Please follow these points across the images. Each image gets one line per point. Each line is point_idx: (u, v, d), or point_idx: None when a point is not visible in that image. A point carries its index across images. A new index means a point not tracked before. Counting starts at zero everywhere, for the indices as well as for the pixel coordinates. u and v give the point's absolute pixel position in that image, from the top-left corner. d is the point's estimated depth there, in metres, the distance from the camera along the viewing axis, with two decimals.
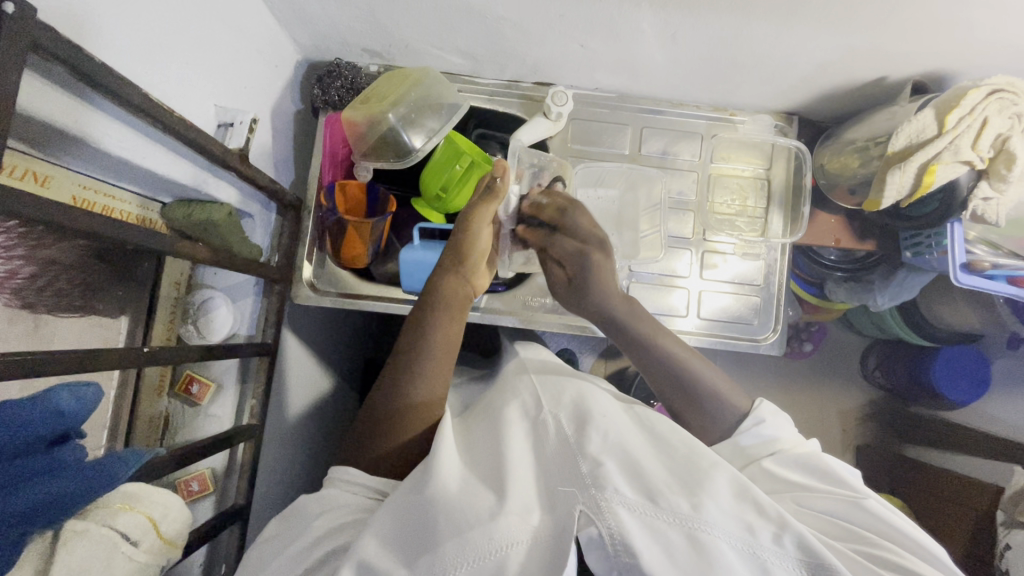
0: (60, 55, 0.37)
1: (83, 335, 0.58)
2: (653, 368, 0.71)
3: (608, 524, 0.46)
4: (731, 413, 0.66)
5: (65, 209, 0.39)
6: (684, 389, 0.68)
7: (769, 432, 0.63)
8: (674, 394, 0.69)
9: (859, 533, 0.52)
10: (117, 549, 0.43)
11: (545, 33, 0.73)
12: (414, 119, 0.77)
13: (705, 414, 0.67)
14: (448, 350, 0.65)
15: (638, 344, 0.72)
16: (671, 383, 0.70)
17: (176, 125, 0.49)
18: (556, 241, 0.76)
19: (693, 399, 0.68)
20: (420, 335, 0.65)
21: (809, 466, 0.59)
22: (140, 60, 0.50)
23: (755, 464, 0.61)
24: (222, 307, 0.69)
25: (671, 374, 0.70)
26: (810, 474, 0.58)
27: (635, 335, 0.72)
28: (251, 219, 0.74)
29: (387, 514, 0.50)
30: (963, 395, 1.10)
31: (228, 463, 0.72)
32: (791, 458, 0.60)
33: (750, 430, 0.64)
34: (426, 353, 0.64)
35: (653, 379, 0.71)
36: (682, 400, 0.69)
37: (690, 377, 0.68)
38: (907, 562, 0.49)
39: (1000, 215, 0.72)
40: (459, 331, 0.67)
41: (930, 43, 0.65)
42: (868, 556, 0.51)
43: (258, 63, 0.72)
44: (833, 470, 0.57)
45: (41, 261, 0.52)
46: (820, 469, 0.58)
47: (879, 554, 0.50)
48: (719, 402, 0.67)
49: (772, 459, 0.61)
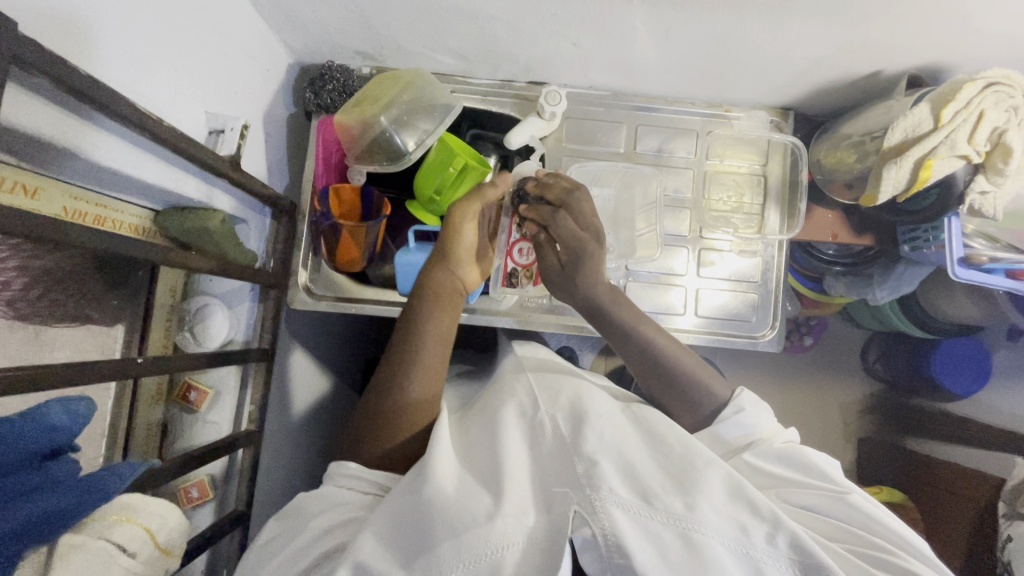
0: (43, 67, 0.37)
1: (80, 344, 0.58)
2: (636, 357, 0.70)
3: (603, 524, 0.46)
4: (714, 404, 0.66)
5: (55, 225, 0.39)
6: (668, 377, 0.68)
7: (749, 420, 0.63)
8: (658, 385, 0.69)
9: (856, 533, 0.52)
10: (115, 560, 0.43)
11: (537, 33, 0.73)
12: (407, 122, 0.77)
13: (689, 404, 0.67)
14: (440, 333, 0.66)
15: (620, 331, 0.70)
16: (649, 370, 0.69)
17: (166, 135, 0.49)
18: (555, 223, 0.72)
19: (675, 390, 0.68)
20: (415, 329, 0.66)
21: (791, 460, 0.58)
22: (126, 68, 0.50)
23: (737, 455, 0.60)
24: (218, 314, 0.69)
25: (653, 363, 0.69)
26: (795, 468, 0.58)
27: (617, 321, 0.71)
28: (245, 224, 0.73)
29: (383, 517, 0.50)
30: (964, 386, 1.10)
31: (228, 469, 0.72)
32: (772, 452, 0.59)
33: (731, 419, 0.63)
34: (418, 335, 0.65)
35: (633, 363, 0.71)
36: (661, 385, 0.68)
37: (670, 365, 0.68)
38: (907, 563, 0.49)
39: (997, 209, 0.71)
40: (446, 326, 0.67)
41: (926, 37, 0.64)
42: (867, 557, 0.50)
43: (250, 68, 0.72)
44: (814, 464, 0.57)
45: (34, 271, 0.52)
46: (802, 463, 0.57)
47: (879, 556, 0.50)
48: (702, 391, 0.66)
49: (752, 451, 0.60)
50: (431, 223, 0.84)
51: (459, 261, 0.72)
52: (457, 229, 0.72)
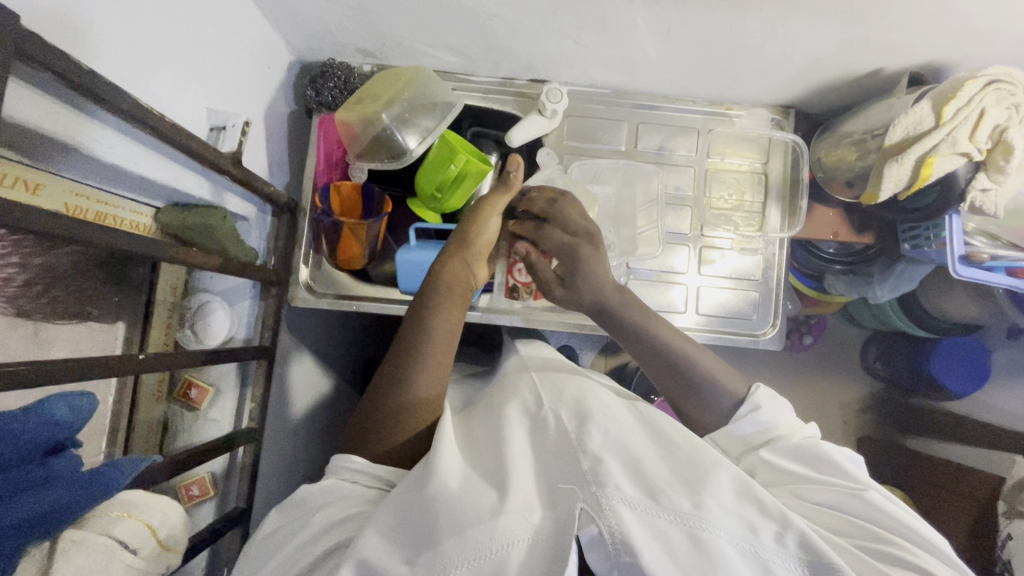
0: (45, 61, 0.36)
1: (80, 341, 0.58)
2: (649, 357, 0.70)
3: (609, 522, 0.46)
4: (728, 401, 0.65)
5: (56, 219, 0.39)
6: (682, 375, 0.67)
7: (767, 418, 0.62)
8: (673, 384, 0.68)
9: (868, 529, 0.52)
10: (116, 557, 0.42)
11: (539, 30, 0.73)
12: (408, 119, 0.76)
13: (704, 403, 0.66)
14: (450, 327, 0.66)
15: (632, 333, 0.70)
16: (664, 368, 0.68)
17: (168, 130, 0.48)
18: (546, 234, 0.75)
19: (690, 389, 0.67)
20: (426, 318, 0.65)
21: (807, 457, 0.58)
22: (128, 63, 0.50)
23: (753, 454, 0.61)
24: (219, 311, 0.70)
25: (667, 362, 0.68)
26: (810, 465, 0.58)
27: (628, 322, 0.71)
28: (246, 222, 0.73)
29: (388, 511, 0.50)
30: (962, 386, 1.10)
31: (228, 466, 0.72)
32: (789, 449, 0.59)
33: (747, 417, 0.62)
34: (429, 327, 0.65)
35: (647, 362, 0.70)
36: (676, 383, 0.68)
37: (686, 365, 0.67)
38: (919, 560, 0.49)
39: (998, 207, 0.71)
40: (457, 320, 0.67)
41: (927, 34, 0.64)
42: (881, 555, 0.50)
43: (250, 64, 0.72)
44: (832, 460, 0.57)
45: (35, 268, 0.52)
46: (818, 458, 0.57)
47: (893, 553, 0.49)
48: (717, 390, 0.65)
49: (770, 448, 0.60)
50: (432, 220, 0.84)
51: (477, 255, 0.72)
52: (480, 223, 0.73)
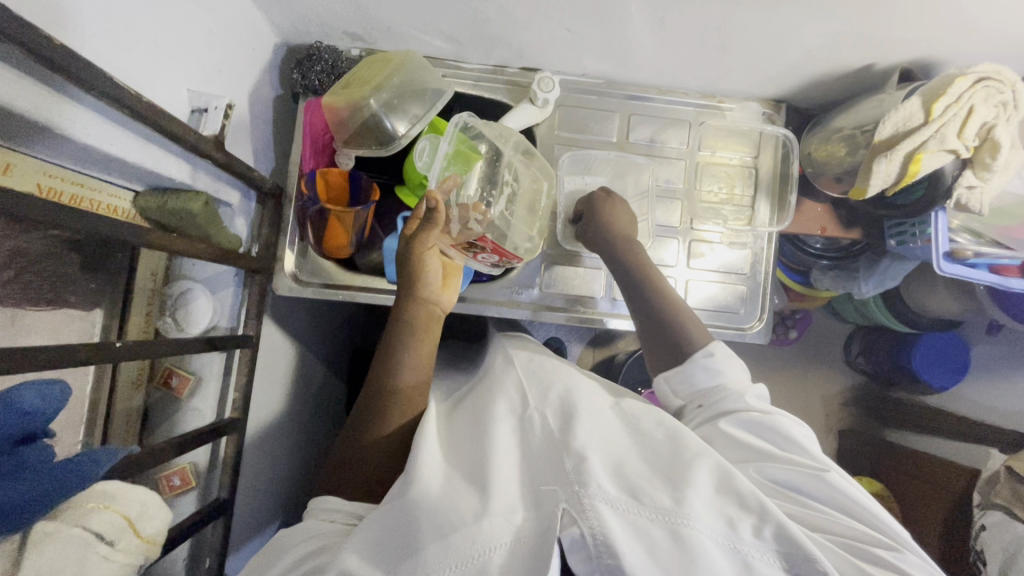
0: (14, 36, 0.35)
1: (57, 328, 0.56)
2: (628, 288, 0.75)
3: (591, 523, 0.45)
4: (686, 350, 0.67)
5: (24, 198, 0.37)
6: (650, 316, 0.71)
7: (719, 368, 0.64)
8: (644, 329, 0.72)
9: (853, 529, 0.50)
10: (92, 549, 0.41)
11: (532, 17, 0.72)
12: (396, 105, 0.75)
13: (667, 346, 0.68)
14: (426, 349, 0.66)
15: (624, 271, 0.76)
16: (639, 309, 0.73)
17: (145, 111, 0.47)
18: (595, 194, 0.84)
19: (657, 337, 0.70)
20: (397, 348, 0.65)
21: (764, 429, 0.57)
22: (105, 42, 0.48)
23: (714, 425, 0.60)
24: (201, 298, 0.68)
25: (645, 309, 0.72)
26: (768, 438, 0.57)
27: (622, 261, 0.77)
28: (230, 207, 0.71)
29: (369, 526, 0.50)
30: (941, 378, 1.11)
31: (211, 457, 0.71)
32: (747, 420, 0.58)
33: (704, 369, 0.64)
34: (403, 348, 0.65)
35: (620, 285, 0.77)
36: (648, 328, 0.71)
37: (660, 312, 0.71)
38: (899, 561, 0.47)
39: (983, 204, 0.72)
40: (429, 352, 0.66)
41: (919, 30, 0.64)
42: (864, 555, 0.48)
43: (234, 45, 0.70)
44: (788, 434, 0.56)
45: (5, 252, 0.49)
46: (775, 431, 0.57)
47: (874, 552, 0.48)
48: (682, 339, 0.68)
49: (728, 418, 0.59)
50: None
51: (433, 293, 0.68)
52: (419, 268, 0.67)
